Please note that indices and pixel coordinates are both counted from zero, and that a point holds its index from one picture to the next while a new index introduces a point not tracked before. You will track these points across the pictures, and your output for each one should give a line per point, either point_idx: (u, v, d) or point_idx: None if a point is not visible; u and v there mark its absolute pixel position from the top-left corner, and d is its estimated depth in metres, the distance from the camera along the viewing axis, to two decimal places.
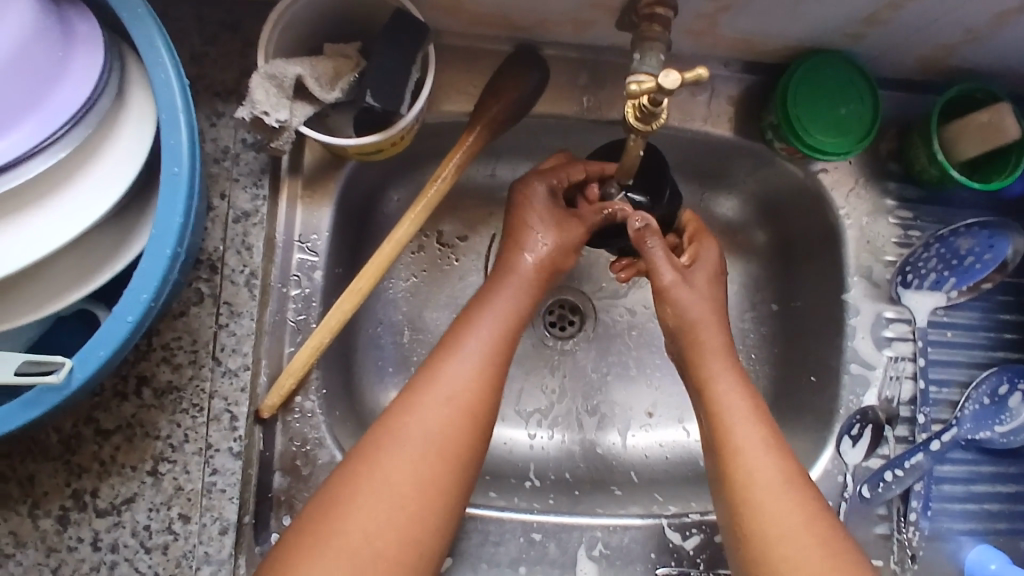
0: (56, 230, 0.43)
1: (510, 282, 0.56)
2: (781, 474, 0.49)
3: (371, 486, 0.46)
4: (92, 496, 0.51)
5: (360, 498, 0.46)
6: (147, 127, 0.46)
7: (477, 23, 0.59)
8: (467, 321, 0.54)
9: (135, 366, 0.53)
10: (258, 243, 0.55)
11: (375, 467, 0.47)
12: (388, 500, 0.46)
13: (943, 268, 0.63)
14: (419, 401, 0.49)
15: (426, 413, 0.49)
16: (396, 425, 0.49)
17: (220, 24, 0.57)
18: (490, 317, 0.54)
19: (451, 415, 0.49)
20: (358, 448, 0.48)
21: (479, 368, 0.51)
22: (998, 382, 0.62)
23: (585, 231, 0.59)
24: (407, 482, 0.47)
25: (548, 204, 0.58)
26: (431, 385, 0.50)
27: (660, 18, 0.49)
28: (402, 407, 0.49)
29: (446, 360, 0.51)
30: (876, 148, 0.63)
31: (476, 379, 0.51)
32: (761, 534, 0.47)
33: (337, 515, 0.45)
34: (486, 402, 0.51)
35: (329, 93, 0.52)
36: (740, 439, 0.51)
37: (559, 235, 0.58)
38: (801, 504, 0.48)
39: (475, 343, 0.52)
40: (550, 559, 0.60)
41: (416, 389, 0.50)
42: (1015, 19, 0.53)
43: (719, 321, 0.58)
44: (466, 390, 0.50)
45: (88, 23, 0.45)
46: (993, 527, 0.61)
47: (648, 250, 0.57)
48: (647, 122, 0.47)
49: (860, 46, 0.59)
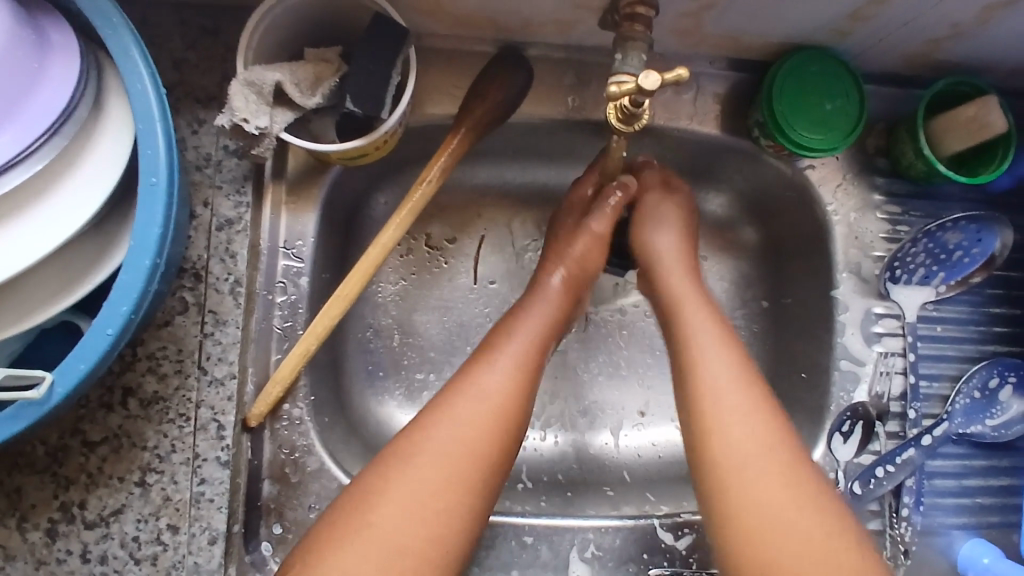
0: (34, 242, 0.43)
1: (538, 305, 0.59)
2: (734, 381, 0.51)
3: (365, 515, 0.46)
4: (80, 508, 0.51)
5: (390, 497, 0.47)
6: (125, 136, 0.46)
7: (460, 25, 0.58)
8: (500, 342, 0.55)
9: (120, 377, 0.52)
10: (242, 250, 0.55)
11: (371, 496, 0.47)
12: (385, 528, 0.45)
13: (932, 262, 0.62)
14: (429, 425, 0.50)
15: (428, 439, 0.49)
16: (405, 453, 0.48)
17: (200, 29, 0.56)
18: (523, 335, 0.56)
19: (479, 430, 0.50)
20: (388, 452, 0.49)
21: (504, 392, 0.52)
22: (989, 375, 0.61)
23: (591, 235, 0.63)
24: (404, 507, 0.46)
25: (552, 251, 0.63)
26: (443, 408, 0.50)
27: (642, 18, 0.49)
28: (426, 422, 0.50)
29: (475, 382, 0.52)
30: (862, 143, 0.63)
31: (507, 396, 0.52)
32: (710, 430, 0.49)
33: (368, 509, 0.46)
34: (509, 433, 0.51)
35: (309, 99, 0.52)
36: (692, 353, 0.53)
37: (582, 266, 0.62)
38: (756, 407, 0.50)
39: (506, 360, 0.54)
40: (542, 562, 0.59)
41: (425, 420, 0.50)
42: (1000, 13, 0.53)
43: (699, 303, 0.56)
44: (495, 407, 0.51)
45: (62, 31, 0.44)
46: (986, 520, 0.61)
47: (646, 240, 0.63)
48: (630, 122, 0.47)
49: (845, 42, 0.58)
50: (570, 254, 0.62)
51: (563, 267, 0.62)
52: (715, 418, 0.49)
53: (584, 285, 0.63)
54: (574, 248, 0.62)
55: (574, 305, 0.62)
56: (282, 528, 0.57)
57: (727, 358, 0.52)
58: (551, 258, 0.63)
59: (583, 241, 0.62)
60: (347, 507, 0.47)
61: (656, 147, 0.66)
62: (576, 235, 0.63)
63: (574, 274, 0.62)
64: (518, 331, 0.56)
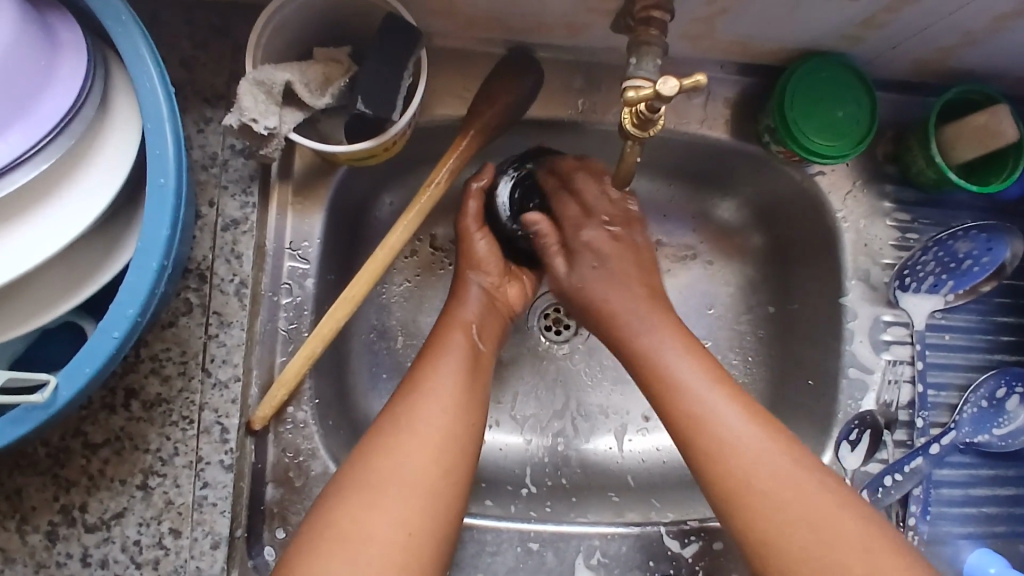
0: (41, 243, 0.42)
1: (467, 301, 0.59)
2: (774, 451, 0.48)
3: (344, 519, 0.46)
4: (81, 511, 0.50)
5: (368, 511, 0.46)
6: (132, 136, 0.45)
7: (471, 26, 0.58)
8: (438, 346, 0.55)
9: (123, 379, 0.52)
10: (248, 251, 0.54)
11: (349, 506, 0.47)
12: (365, 531, 0.46)
13: (941, 271, 0.62)
14: (390, 442, 0.49)
15: (392, 444, 0.49)
16: (368, 459, 0.49)
17: (207, 26, 0.55)
18: (458, 339, 0.56)
19: (432, 442, 0.50)
20: (357, 470, 0.49)
21: (447, 402, 0.52)
22: (996, 385, 0.61)
23: (485, 242, 0.61)
24: (389, 519, 0.46)
25: (470, 257, 0.61)
26: (401, 419, 0.51)
27: (657, 22, 0.48)
28: (383, 450, 0.49)
29: (425, 389, 0.52)
30: (873, 150, 0.63)
31: (453, 401, 0.52)
32: (766, 522, 0.46)
33: (351, 524, 0.46)
34: (457, 441, 0.51)
35: (319, 99, 0.51)
36: (698, 411, 0.50)
37: (491, 261, 0.61)
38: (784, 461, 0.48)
39: (448, 367, 0.53)
40: (548, 569, 0.59)
41: (384, 432, 0.50)
42: (1015, 22, 0.52)
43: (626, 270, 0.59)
44: (444, 421, 0.51)
45: (70, 28, 0.43)
46: (991, 530, 0.61)
47: (474, 246, 0.61)
48: (645, 128, 0.47)
49: (858, 49, 0.58)
50: (472, 255, 0.61)
51: (475, 269, 0.61)
52: (771, 505, 0.46)
53: (499, 278, 0.62)
54: (479, 247, 0.61)
55: (501, 313, 0.61)
56: (286, 533, 0.56)
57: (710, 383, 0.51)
58: (462, 263, 0.61)
59: (485, 237, 0.61)
60: (323, 518, 0.47)
61: (665, 150, 0.66)
62: (477, 232, 0.61)
63: (489, 273, 0.61)
64: (451, 333, 0.56)
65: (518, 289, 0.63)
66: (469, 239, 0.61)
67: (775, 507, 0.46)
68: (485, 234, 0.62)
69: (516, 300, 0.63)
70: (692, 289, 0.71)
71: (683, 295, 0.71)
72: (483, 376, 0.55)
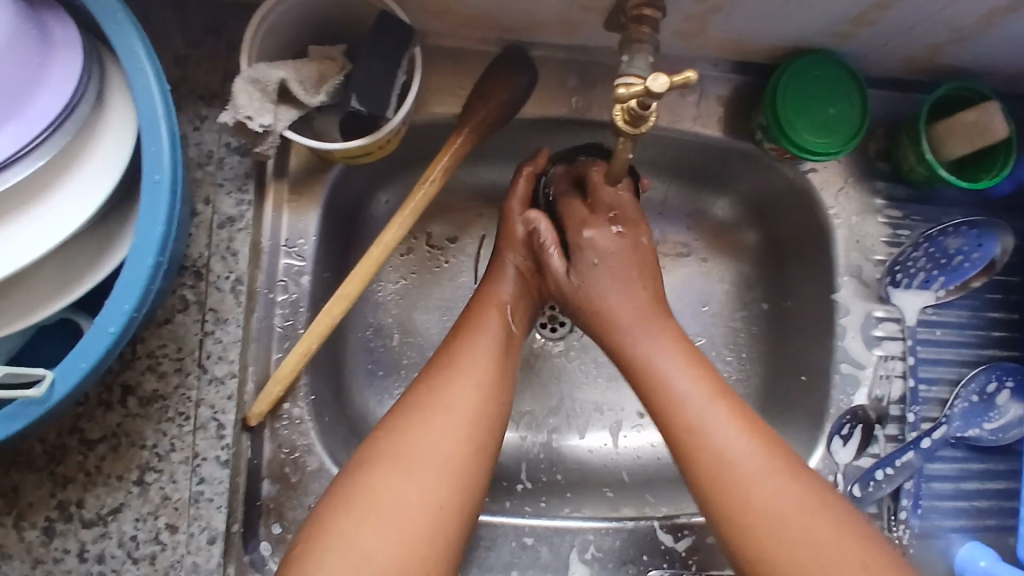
0: (38, 240, 0.42)
1: (503, 282, 0.59)
2: (767, 471, 0.47)
3: (364, 493, 0.46)
4: (79, 507, 0.51)
5: (394, 481, 0.47)
6: (127, 134, 0.45)
7: (465, 24, 0.58)
8: (472, 327, 0.56)
9: (120, 375, 0.52)
10: (243, 248, 0.55)
11: (372, 475, 0.47)
12: (396, 499, 0.46)
13: (932, 267, 0.63)
14: (421, 413, 0.50)
15: (425, 415, 0.50)
16: (399, 433, 0.49)
17: (203, 25, 0.56)
18: (492, 320, 0.57)
19: (467, 417, 0.50)
20: (388, 440, 0.49)
21: (477, 384, 0.52)
22: (987, 380, 0.62)
23: (531, 223, 0.61)
24: (413, 492, 0.46)
25: (516, 239, 0.61)
26: (435, 392, 0.51)
27: (648, 19, 0.49)
28: (413, 423, 0.49)
29: (457, 367, 0.53)
30: (865, 147, 0.63)
31: (484, 381, 0.52)
32: (755, 527, 0.46)
33: (376, 493, 0.46)
34: (485, 422, 0.51)
35: (313, 97, 0.52)
36: (690, 411, 0.50)
37: (531, 244, 0.61)
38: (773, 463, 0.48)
39: (483, 345, 0.54)
40: (542, 564, 0.59)
41: (415, 407, 0.50)
42: (1004, 19, 0.53)
43: (637, 273, 0.58)
44: (474, 400, 0.51)
45: (65, 25, 0.44)
46: (983, 523, 0.61)
47: (516, 228, 0.61)
48: (636, 125, 0.47)
49: (849, 46, 0.59)
50: (513, 237, 0.61)
51: (515, 252, 0.60)
52: (749, 501, 0.46)
53: (538, 266, 0.61)
54: (520, 232, 0.61)
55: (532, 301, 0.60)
56: (282, 529, 0.56)
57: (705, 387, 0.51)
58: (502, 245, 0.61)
59: (528, 221, 0.61)
60: (348, 486, 0.47)
61: (659, 148, 0.66)
62: (521, 215, 0.61)
63: (527, 257, 0.61)
64: (484, 313, 0.57)
65: None
66: (510, 220, 0.61)
67: (752, 508, 0.46)
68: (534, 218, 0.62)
69: (550, 290, 0.62)
70: (687, 286, 0.71)
71: (678, 292, 0.71)
72: (511, 360, 0.56)
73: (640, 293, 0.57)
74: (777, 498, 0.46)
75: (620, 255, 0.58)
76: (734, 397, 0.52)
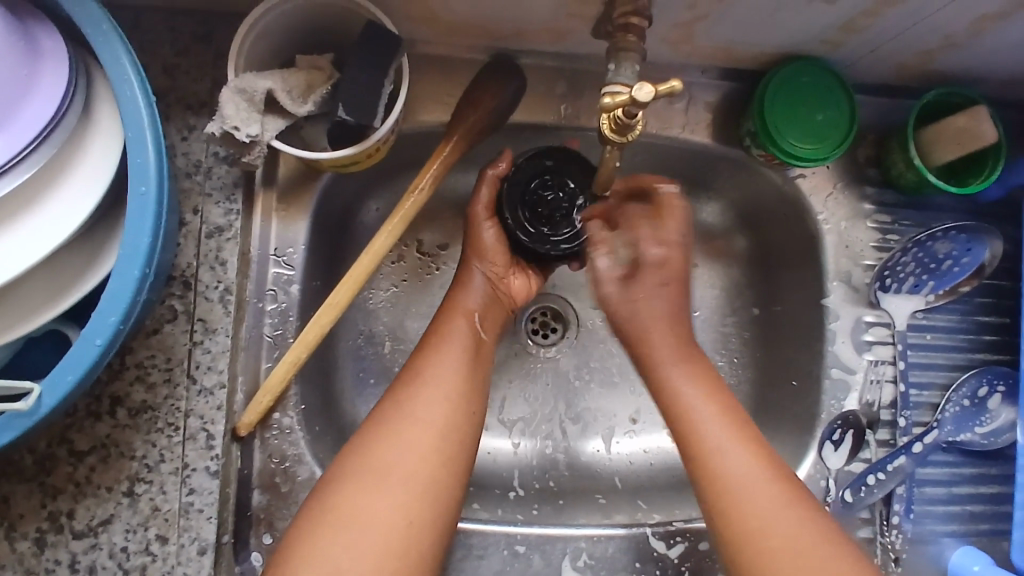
0: (24, 251, 0.42)
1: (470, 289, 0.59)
2: (759, 481, 0.48)
3: (339, 506, 0.46)
4: (68, 518, 0.50)
5: (365, 492, 0.47)
6: (115, 146, 0.45)
7: (454, 33, 0.58)
8: (441, 332, 0.56)
9: (109, 386, 0.52)
10: (232, 258, 0.54)
11: (343, 487, 0.47)
12: (368, 518, 0.46)
13: (921, 272, 0.62)
14: (387, 433, 0.50)
15: (393, 435, 0.49)
16: (369, 444, 0.49)
17: (191, 34, 0.56)
18: (461, 327, 0.56)
19: (436, 425, 0.50)
20: (359, 451, 0.49)
21: (450, 389, 0.52)
22: (978, 384, 0.62)
23: (495, 229, 0.60)
24: (387, 504, 0.47)
25: (479, 248, 0.60)
26: (402, 404, 0.51)
27: (636, 28, 0.49)
28: (382, 434, 0.50)
29: (428, 374, 0.53)
30: (854, 153, 0.63)
31: (456, 388, 0.52)
32: (742, 536, 0.47)
33: (348, 507, 0.46)
34: (459, 429, 0.51)
35: (301, 107, 0.52)
36: (697, 425, 0.51)
37: (497, 251, 0.60)
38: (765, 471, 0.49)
39: (450, 357, 0.54)
40: (534, 572, 0.59)
41: (384, 417, 0.51)
42: (990, 26, 0.53)
43: (680, 286, 0.57)
44: (445, 405, 0.51)
45: (51, 37, 0.44)
46: (975, 528, 0.61)
47: (478, 233, 0.60)
48: (624, 133, 0.47)
49: (837, 53, 0.59)
50: (477, 242, 0.60)
51: (480, 257, 0.60)
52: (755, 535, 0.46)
53: (504, 270, 0.61)
54: (487, 239, 0.60)
55: (500, 305, 0.61)
56: (272, 539, 0.56)
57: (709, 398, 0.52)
58: (469, 249, 0.61)
59: (495, 227, 0.60)
60: (319, 500, 0.47)
61: (649, 154, 0.66)
62: (487, 221, 0.60)
63: (495, 264, 0.60)
64: (453, 319, 0.57)
65: (523, 282, 0.63)
66: (477, 226, 0.60)
67: (748, 531, 0.47)
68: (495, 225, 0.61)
69: (519, 293, 0.63)
70: None
71: None
72: (483, 365, 0.56)
73: (673, 304, 0.57)
74: (783, 527, 0.46)
75: (670, 266, 0.57)
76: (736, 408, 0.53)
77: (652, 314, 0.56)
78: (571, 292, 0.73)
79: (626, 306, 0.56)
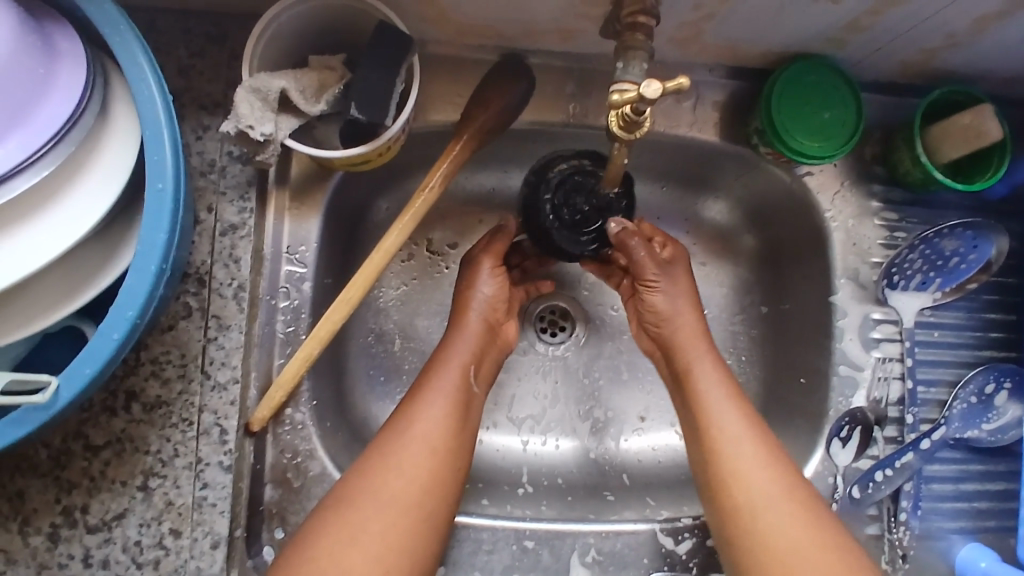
0: (41, 248, 0.43)
1: (461, 332, 0.59)
2: (773, 489, 0.52)
3: (322, 552, 0.48)
4: (83, 512, 0.51)
5: (343, 540, 0.48)
6: (131, 144, 0.46)
7: (463, 33, 0.59)
8: (429, 379, 0.56)
9: (124, 382, 0.53)
10: (245, 255, 0.55)
11: (324, 533, 0.49)
12: (340, 567, 0.47)
13: (928, 268, 0.63)
14: (370, 478, 0.51)
15: (371, 485, 0.51)
16: (351, 495, 0.50)
17: (205, 36, 0.57)
18: (453, 374, 0.57)
19: (419, 477, 0.52)
20: (341, 498, 0.50)
21: (437, 436, 0.53)
22: (985, 381, 0.62)
23: (502, 280, 0.63)
24: (364, 553, 0.48)
25: (489, 307, 0.61)
26: (386, 454, 0.52)
27: (643, 27, 0.49)
28: (364, 483, 0.51)
29: (411, 422, 0.54)
30: (860, 151, 0.64)
31: (439, 438, 0.53)
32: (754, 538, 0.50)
33: (327, 552, 0.48)
34: (445, 475, 0.53)
35: (314, 106, 0.53)
36: (721, 432, 0.54)
37: (499, 300, 0.62)
38: (777, 482, 0.52)
39: (436, 404, 0.55)
40: (543, 567, 0.60)
41: (367, 466, 0.52)
42: (994, 24, 0.53)
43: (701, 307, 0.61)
44: (429, 456, 0.53)
45: (69, 38, 0.44)
46: (982, 525, 0.62)
47: (479, 284, 0.62)
48: (631, 130, 0.48)
49: (843, 52, 0.59)
50: (484, 293, 0.62)
51: (484, 300, 0.61)
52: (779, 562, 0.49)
53: (502, 316, 0.63)
54: (482, 292, 0.62)
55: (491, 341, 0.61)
56: (284, 533, 0.57)
57: (736, 410, 0.55)
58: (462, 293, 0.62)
59: (496, 279, 0.62)
60: (302, 541, 0.49)
61: (656, 153, 0.67)
62: (490, 273, 0.62)
63: (495, 309, 0.62)
64: (445, 367, 0.57)
65: (513, 329, 0.64)
66: (479, 272, 0.62)
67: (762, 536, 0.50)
68: (499, 274, 0.63)
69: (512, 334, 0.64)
70: None
71: None
72: (469, 407, 0.57)
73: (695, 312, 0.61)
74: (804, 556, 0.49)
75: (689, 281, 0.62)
76: (757, 415, 0.56)
77: (687, 320, 0.60)
78: (580, 290, 0.74)
79: (670, 294, 0.60)
